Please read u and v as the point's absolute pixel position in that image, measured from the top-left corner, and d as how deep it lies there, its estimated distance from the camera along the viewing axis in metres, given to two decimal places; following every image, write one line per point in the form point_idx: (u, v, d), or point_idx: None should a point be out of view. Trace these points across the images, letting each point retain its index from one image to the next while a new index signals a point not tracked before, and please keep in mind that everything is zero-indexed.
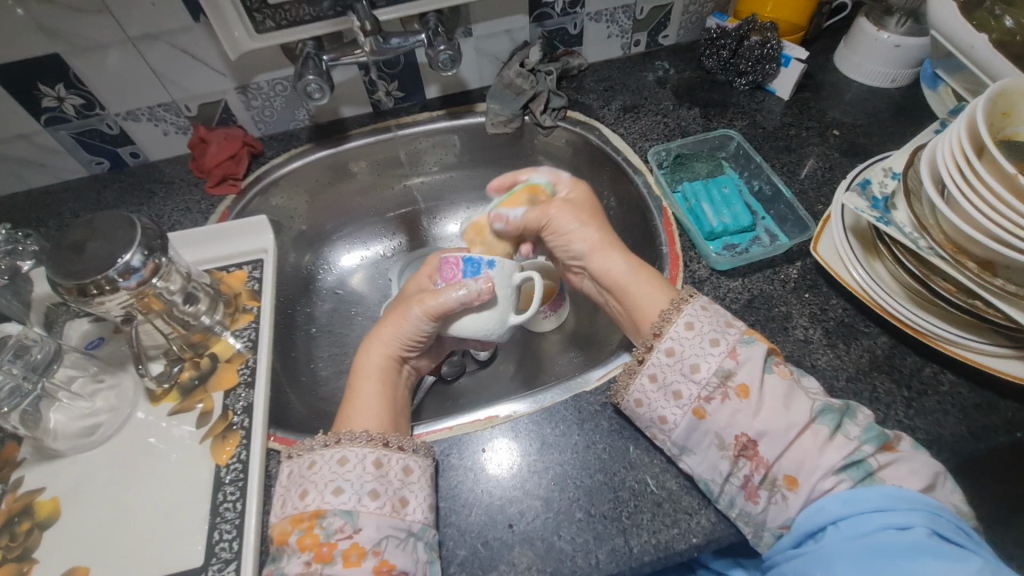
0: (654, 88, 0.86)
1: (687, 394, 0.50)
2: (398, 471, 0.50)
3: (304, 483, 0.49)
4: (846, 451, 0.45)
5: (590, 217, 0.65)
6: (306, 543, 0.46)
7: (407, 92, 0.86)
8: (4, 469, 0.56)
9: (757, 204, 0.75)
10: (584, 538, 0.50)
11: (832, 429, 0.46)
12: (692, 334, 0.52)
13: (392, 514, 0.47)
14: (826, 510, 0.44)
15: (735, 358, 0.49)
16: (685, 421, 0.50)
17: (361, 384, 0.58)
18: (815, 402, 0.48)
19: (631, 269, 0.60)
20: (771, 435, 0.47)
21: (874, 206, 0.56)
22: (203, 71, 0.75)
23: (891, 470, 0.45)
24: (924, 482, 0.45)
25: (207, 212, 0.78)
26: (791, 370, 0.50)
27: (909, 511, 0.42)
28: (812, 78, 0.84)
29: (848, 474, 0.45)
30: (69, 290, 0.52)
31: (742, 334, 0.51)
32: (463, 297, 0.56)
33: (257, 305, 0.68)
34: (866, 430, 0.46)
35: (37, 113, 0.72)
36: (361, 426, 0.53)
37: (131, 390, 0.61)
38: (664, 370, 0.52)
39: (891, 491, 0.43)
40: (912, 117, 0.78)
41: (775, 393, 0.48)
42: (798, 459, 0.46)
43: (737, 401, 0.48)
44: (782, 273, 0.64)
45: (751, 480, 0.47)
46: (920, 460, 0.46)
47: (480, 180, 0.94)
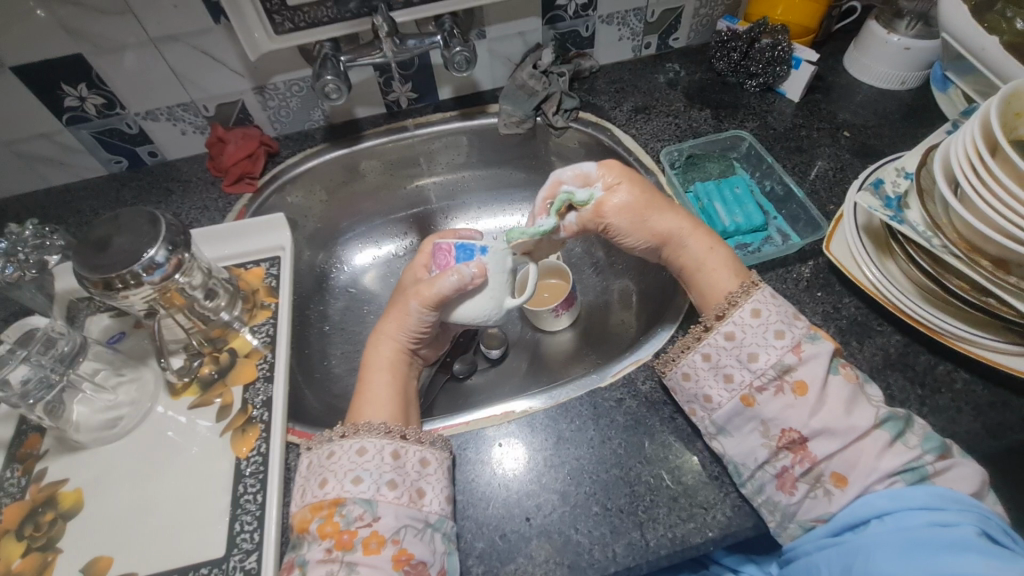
0: (665, 90, 0.87)
1: (739, 379, 0.52)
2: (415, 463, 0.50)
3: (324, 473, 0.49)
4: (906, 457, 0.46)
5: (655, 198, 0.61)
6: (326, 530, 0.47)
7: (421, 93, 0.87)
8: (28, 461, 0.57)
9: (768, 204, 0.76)
10: (601, 532, 0.51)
11: (893, 436, 0.47)
12: (757, 321, 0.52)
13: (410, 504, 0.48)
14: (872, 505, 0.45)
15: (799, 354, 0.50)
16: (732, 405, 0.51)
17: (371, 377, 0.58)
18: (878, 410, 0.48)
19: (703, 251, 0.59)
20: (827, 433, 0.48)
21: (886, 205, 0.57)
22: (222, 71, 0.76)
23: (945, 475, 0.46)
24: (973, 488, 0.46)
25: (224, 210, 0.79)
26: (856, 374, 0.51)
27: (959, 511, 0.42)
28: (822, 81, 0.85)
29: (903, 477, 0.46)
30: (95, 285, 0.53)
31: (809, 330, 0.52)
32: (456, 283, 0.56)
33: (275, 301, 0.69)
34: (927, 438, 0.47)
35: (59, 112, 0.74)
36: (376, 417, 0.53)
37: (152, 383, 0.62)
38: (720, 351, 0.53)
39: (944, 492, 0.44)
40: (922, 118, 0.79)
41: (837, 395, 0.49)
42: (852, 457, 0.47)
43: (791, 396, 0.49)
44: (795, 272, 0.65)
45: (790, 470, 0.48)
46: (970, 465, 0.47)
47: (492, 180, 0.95)
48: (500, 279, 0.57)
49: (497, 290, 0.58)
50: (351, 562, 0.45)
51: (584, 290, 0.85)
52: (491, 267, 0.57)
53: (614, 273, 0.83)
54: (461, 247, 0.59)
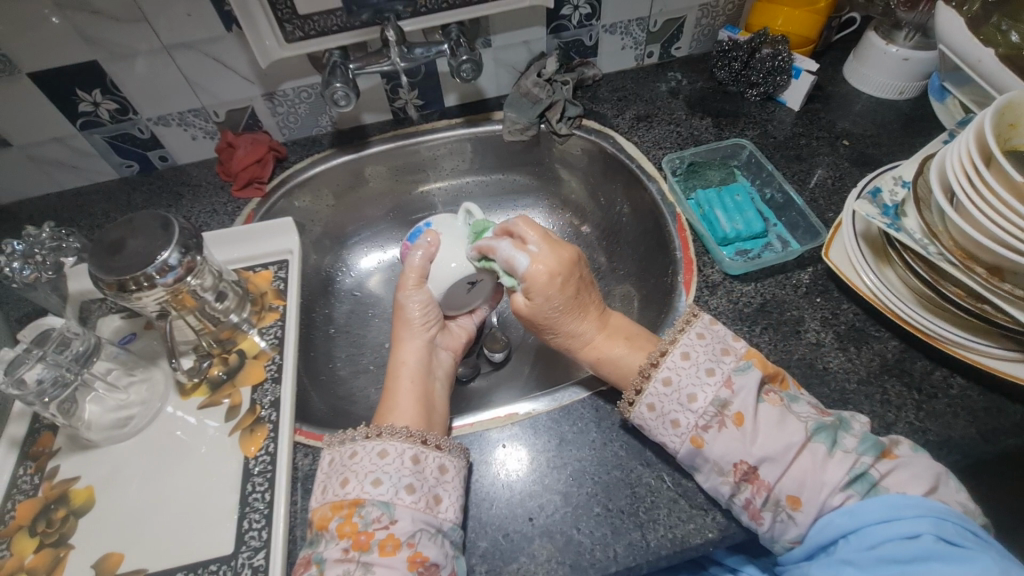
0: (667, 98, 0.89)
1: (685, 422, 0.51)
2: (434, 468, 0.51)
3: (346, 472, 0.50)
4: (848, 465, 0.47)
5: (568, 314, 0.58)
6: (345, 530, 0.48)
7: (426, 100, 0.88)
8: (41, 459, 0.58)
9: (768, 211, 0.77)
10: (602, 532, 0.52)
11: (829, 447, 0.48)
12: (688, 364, 0.52)
13: (426, 510, 0.49)
14: (834, 525, 0.46)
15: (730, 387, 0.51)
16: (685, 448, 0.51)
17: (395, 382, 0.60)
18: (806, 424, 0.49)
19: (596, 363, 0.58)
20: (770, 459, 0.48)
21: (884, 213, 0.58)
22: (233, 78, 0.78)
23: (893, 477, 0.47)
24: (927, 486, 0.46)
25: (233, 214, 0.81)
26: (781, 396, 0.51)
27: (915, 519, 0.44)
28: (822, 90, 0.86)
29: (855, 489, 0.46)
30: (110, 286, 0.54)
31: (739, 361, 0.52)
32: (423, 255, 0.63)
33: (283, 303, 0.70)
34: (863, 440, 0.48)
35: (73, 117, 0.75)
36: (399, 422, 0.55)
37: (163, 383, 0.63)
38: (662, 399, 0.52)
39: (897, 501, 0.45)
40: (920, 128, 0.80)
41: (768, 420, 0.49)
42: (799, 478, 0.47)
43: (732, 429, 0.49)
44: (794, 278, 0.66)
45: (753, 502, 0.48)
46: (921, 463, 0.47)
47: (496, 186, 0.96)
48: (454, 239, 0.64)
49: (460, 248, 0.63)
50: (367, 563, 0.46)
51: None
52: (441, 230, 0.64)
53: (615, 278, 0.85)
54: (414, 234, 0.66)
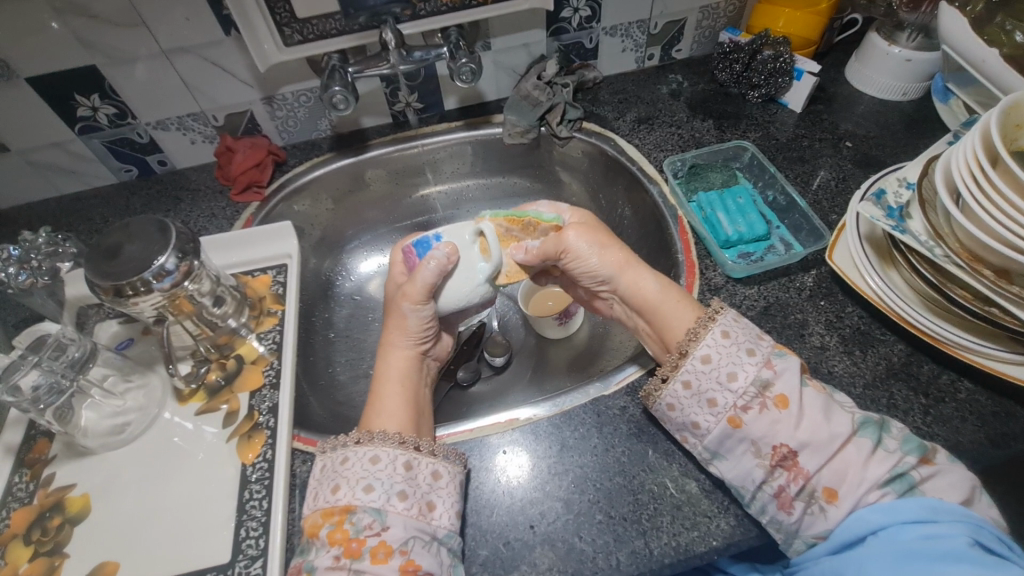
0: (667, 100, 0.88)
1: (723, 402, 0.50)
2: (427, 475, 0.51)
3: (337, 478, 0.50)
4: (889, 463, 0.46)
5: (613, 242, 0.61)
6: (336, 537, 0.47)
7: (426, 104, 0.88)
8: (36, 466, 0.57)
9: (771, 213, 0.76)
10: (605, 540, 0.51)
11: (873, 443, 0.47)
12: (728, 342, 0.52)
13: (418, 516, 0.48)
14: (865, 520, 0.44)
15: (772, 368, 0.50)
16: (719, 429, 0.50)
17: (384, 387, 0.59)
18: (853, 416, 0.48)
19: (661, 288, 0.58)
20: (811, 446, 0.47)
21: (888, 215, 0.58)
22: (232, 83, 0.77)
23: (931, 483, 0.46)
24: (962, 495, 0.45)
25: (231, 218, 0.80)
26: (823, 386, 0.51)
27: (951, 522, 0.42)
28: (824, 92, 0.86)
29: (892, 487, 0.45)
30: (106, 292, 0.54)
31: (774, 347, 0.52)
32: (436, 269, 0.58)
33: (281, 308, 0.69)
34: (906, 441, 0.47)
35: (72, 121, 0.75)
36: (388, 427, 0.54)
37: (160, 389, 0.62)
38: (699, 377, 0.51)
39: (934, 504, 0.43)
40: (923, 129, 0.80)
41: (814, 405, 0.48)
42: (840, 469, 0.46)
43: (775, 411, 0.48)
44: (797, 281, 0.65)
45: (786, 490, 0.47)
46: (957, 472, 0.46)
47: (496, 189, 0.96)
48: (469, 255, 0.60)
49: (471, 267, 0.60)
50: (358, 571, 0.45)
51: None
52: (457, 244, 0.60)
53: None
54: (422, 244, 0.60)
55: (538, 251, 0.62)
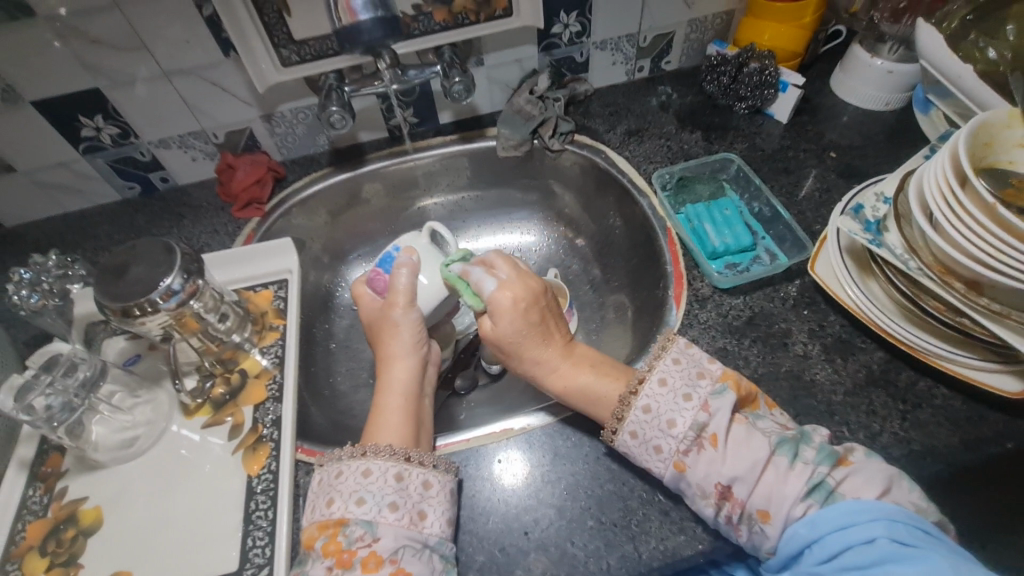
0: (657, 112, 0.90)
1: (667, 448, 0.52)
2: (418, 485, 0.53)
3: (331, 492, 0.52)
4: (806, 476, 0.47)
5: (530, 340, 0.60)
6: (330, 548, 0.49)
7: (421, 118, 0.90)
8: (50, 479, 0.60)
9: (757, 224, 0.78)
10: (596, 545, 0.53)
11: (790, 459, 0.49)
12: (665, 390, 0.53)
13: (410, 526, 0.50)
14: (797, 535, 0.46)
15: (708, 410, 0.51)
16: (669, 473, 0.52)
17: (385, 401, 0.61)
18: (770, 437, 0.50)
19: (558, 391, 0.59)
20: (741, 478, 0.49)
21: (866, 228, 0.59)
22: (232, 101, 0.79)
23: (848, 483, 0.47)
24: (879, 489, 0.47)
25: (233, 234, 0.83)
26: (748, 415, 0.53)
27: (868, 523, 0.44)
28: (809, 102, 0.88)
29: (814, 498, 0.47)
30: (115, 312, 0.56)
31: (715, 384, 0.53)
32: (408, 274, 0.66)
33: (283, 323, 0.72)
34: (819, 452, 0.49)
35: (76, 142, 0.77)
36: (386, 440, 0.56)
37: (167, 404, 0.64)
38: (643, 427, 0.53)
39: (851, 507, 0.45)
40: (905, 139, 0.82)
41: (739, 439, 0.50)
42: (766, 493, 0.48)
43: (709, 451, 0.50)
44: (782, 290, 0.68)
45: (731, 518, 0.49)
46: (874, 468, 0.48)
47: (491, 200, 0.98)
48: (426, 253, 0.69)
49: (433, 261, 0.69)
50: None
51: (582, 306, 0.89)
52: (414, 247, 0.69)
53: (609, 289, 0.88)
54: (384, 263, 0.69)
55: None
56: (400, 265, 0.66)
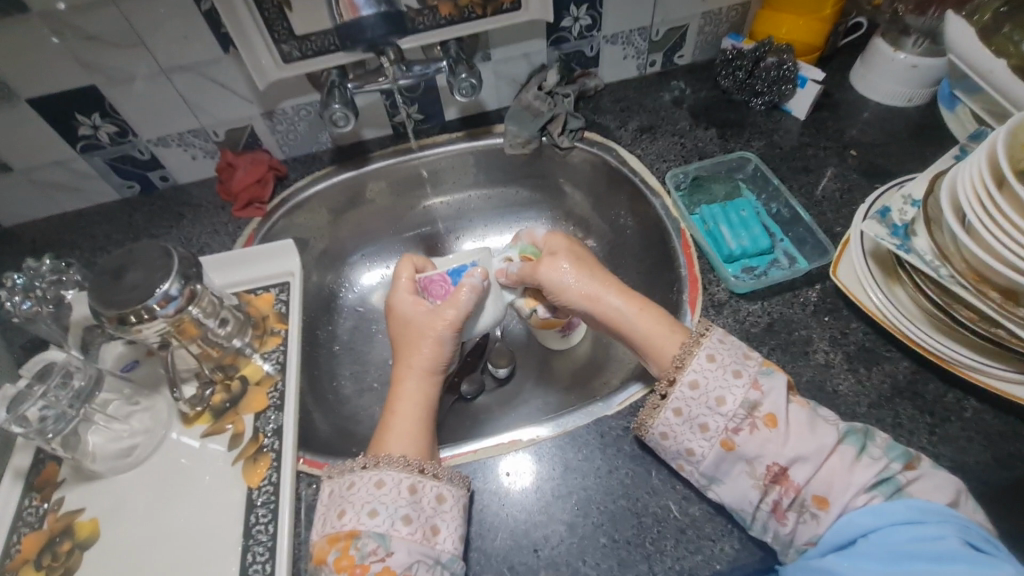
0: (670, 108, 0.87)
1: (714, 427, 0.50)
2: (431, 498, 0.51)
3: (343, 503, 0.50)
4: (875, 469, 0.46)
5: (591, 270, 0.63)
6: (342, 564, 0.47)
7: (427, 115, 0.88)
8: (46, 489, 0.58)
9: (776, 227, 0.75)
10: (609, 564, 0.51)
11: (857, 451, 0.48)
12: (714, 366, 0.52)
13: (423, 541, 0.48)
14: (856, 523, 0.45)
15: (759, 389, 0.50)
16: (715, 453, 0.50)
17: (400, 411, 0.58)
18: (837, 427, 0.49)
19: (635, 315, 0.59)
20: (802, 458, 0.47)
21: (893, 233, 0.57)
22: (232, 98, 0.77)
23: (917, 485, 0.46)
24: (949, 497, 0.45)
25: (234, 234, 0.81)
26: (806, 400, 0.52)
27: (940, 523, 0.42)
28: (829, 98, 0.85)
29: (879, 491, 0.46)
30: (111, 320, 0.54)
31: (762, 365, 0.52)
32: (473, 295, 0.63)
33: (285, 327, 0.69)
34: (890, 448, 0.48)
35: (73, 140, 0.75)
36: (397, 451, 0.54)
37: (165, 412, 0.62)
38: (688, 404, 0.51)
39: (921, 505, 0.43)
40: (930, 137, 0.79)
41: (798, 420, 0.49)
42: (828, 478, 0.47)
43: (765, 431, 0.49)
44: (802, 296, 0.65)
45: (780, 503, 0.48)
46: (944, 475, 0.46)
47: (499, 199, 0.95)
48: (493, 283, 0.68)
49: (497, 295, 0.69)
50: None
51: None
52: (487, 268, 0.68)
53: None
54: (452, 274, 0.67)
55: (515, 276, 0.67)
56: (471, 283, 0.63)
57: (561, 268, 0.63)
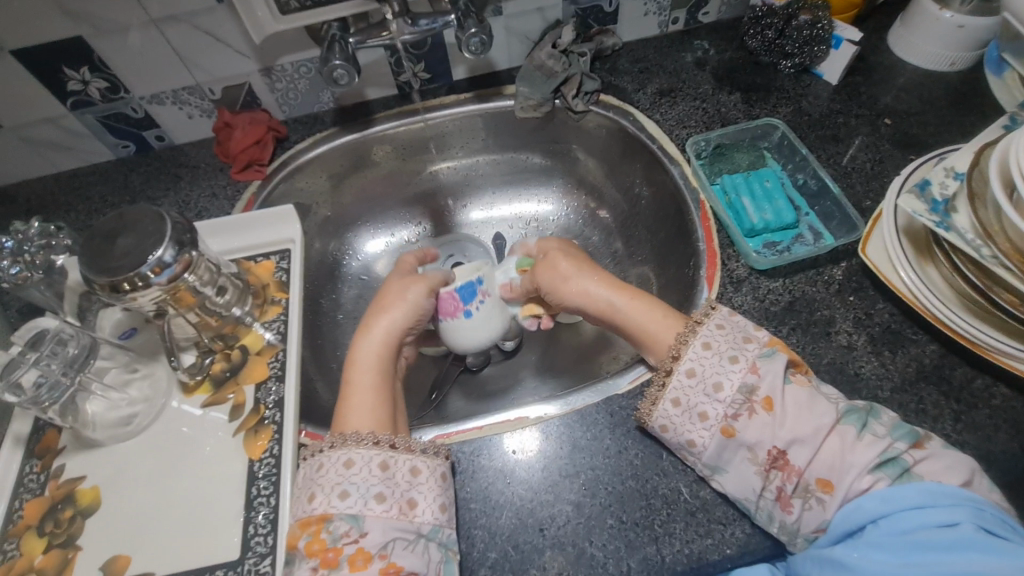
0: (692, 70, 0.82)
1: (713, 414, 0.48)
2: (405, 472, 0.49)
3: (313, 487, 0.48)
4: (878, 448, 0.44)
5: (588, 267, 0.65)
6: (313, 548, 0.45)
7: (434, 74, 0.83)
8: (47, 457, 0.57)
9: (801, 199, 0.71)
10: (616, 546, 0.50)
11: (858, 429, 0.45)
12: (711, 353, 0.50)
13: (399, 516, 0.47)
14: (864, 509, 0.42)
15: (757, 373, 0.48)
16: (716, 441, 0.48)
17: (358, 376, 0.57)
18: (838, 404, 0.47)
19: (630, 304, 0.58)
20: (798, 442, 0.46)
21: (932, 209, 0.53)
22: (227, 53, 0.73)
23: (925, 465, 0.44)
24: (961, 478, 0.43)
25: (233, 198, 0.78)
26: (809, 379, 0.49)
27: (951, 507, 0.40)
28: (863, 61, 0.79)
29: (884, 472, 0.43)
30: (103, 287, 0.52)
31: (762, 348, 0.49)
32: (427, 292, 0.64)
33: (285, 297, 0.67)
34: (896, 427, 0.45)
35: (63, 96, 0.72)
36: (361, 426, 0.52)
37: (164, 381, 0.61)
38: (687, 393, 0.50)
39: (932, 488, 0.42)
40: (971, 105, 0.73)
41: (799, 402, 0.47)
42: (829, 462, 0.45)
43: (764, 414, 0.47)
44: (826, 274, 0.62)
45: (783, 490, 0.46)
46: (953, 456, 0.44)
47: (508, 165, 0.91)
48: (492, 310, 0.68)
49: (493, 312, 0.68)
50: None
51: None
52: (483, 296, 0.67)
53: (632, 263, 0.83)
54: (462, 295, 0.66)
55: (516, 288, 0.71)
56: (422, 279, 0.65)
57: (558, 263, 0.66)
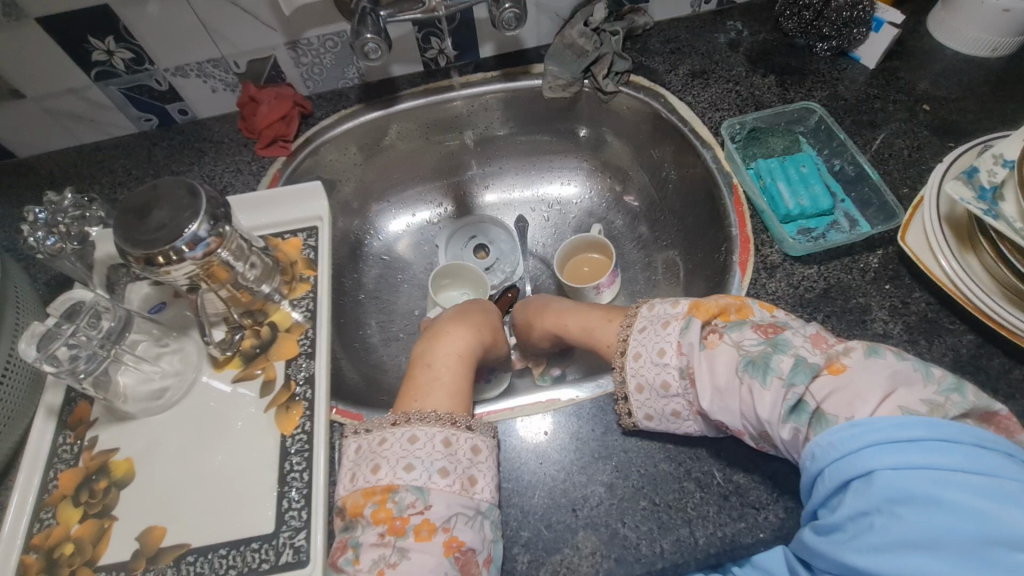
0: (725, 52, 0.80)
1: (682, 408, 0.49)
2: (467, 450, 0.49)
3: (376, 458, 0.48)
4: (779, 401, 0.43)
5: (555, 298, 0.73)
6: (379, 516, 0.46)
7: (460, 51, 0.81)
8: (79, 428, 0.58)
9: (837, 184, 0.69)
10: (648, 527, 0.50)
11: (762, 379, 0.44)
12: (643, 361, 0.51)
13: (462, 492, 0.47)
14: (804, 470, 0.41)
15: (681, 352, 0.49)
16: (699, 424, 0.49)
17: (450, 365, 0.58)
18: (738, 359, 0.46)
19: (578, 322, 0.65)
20: (726, 410, 0.46)
21: (979, 197, 0.53)
22: (254, 25, 0.71)
23: (832, 398, 0.41)
24: (873, 398, 0.40)
25: (258, 174, 0.77)
26: (723, 329, 0.48)
27: (870, 453, 0.38)
28: (902, 45, 0.77)
29: (795, 421, 0.42)
30: (138, 260, 0.52)
31: (679, 325, 0.50)
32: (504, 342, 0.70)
33: (314, 274, 0.67)
34: (795, 369, 0.43)
35: (87, 66, 0.70)
36: (440, 405, 0.52)
37: (194, 355, 0.61)
38: (648, 403, 0.50)
39: (847, 433, 0.40)
40: (1012, 92, 0.72)
41: (714, 368, 0.47)
42: (752, 419, 0.45)
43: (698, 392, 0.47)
44: (862, 262, 0.61)
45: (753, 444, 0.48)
46: (869, 372, 0.41)
47: (531, 146, 0.90)
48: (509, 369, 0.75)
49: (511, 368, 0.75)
50: (403, 548, 0.45)
51: (627, 264, 0.85)
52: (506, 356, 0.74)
53: (658, 248, 0.82)
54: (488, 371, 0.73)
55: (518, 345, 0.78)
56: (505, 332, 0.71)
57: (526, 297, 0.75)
